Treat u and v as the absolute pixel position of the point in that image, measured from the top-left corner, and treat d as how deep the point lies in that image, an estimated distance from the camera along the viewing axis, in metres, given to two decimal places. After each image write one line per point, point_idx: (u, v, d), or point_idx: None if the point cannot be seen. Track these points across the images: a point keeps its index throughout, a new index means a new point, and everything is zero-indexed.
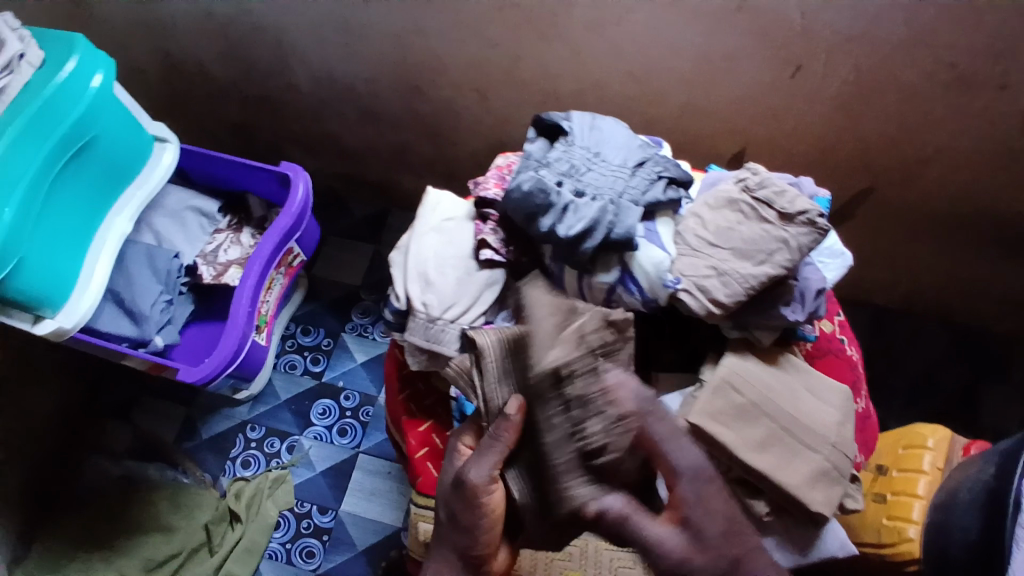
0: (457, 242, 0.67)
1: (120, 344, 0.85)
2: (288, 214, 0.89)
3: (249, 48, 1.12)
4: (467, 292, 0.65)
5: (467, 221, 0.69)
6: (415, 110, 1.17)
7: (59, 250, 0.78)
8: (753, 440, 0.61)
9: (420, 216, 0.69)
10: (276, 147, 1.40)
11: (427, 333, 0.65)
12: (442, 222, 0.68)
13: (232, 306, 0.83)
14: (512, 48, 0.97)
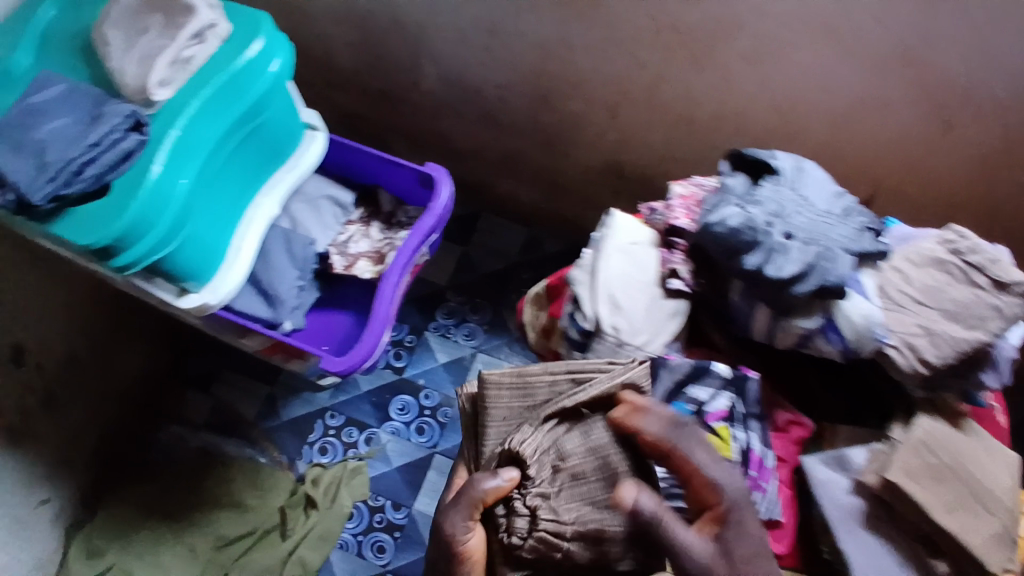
0: (643, 268, 0.72)
1: (256, 324, 0.87)
2: (432, 215, 0.91)
3: (385, 42, 1.12)
4: (654, 320, 0.70)
5: (651, 247, 0.73)
6: (538, 119, 1.17)
7: (210, 224, 0.77)
8: (945, 498, 0.63)
9: (606, 239, 0.73)
10: (379, 138, 1.41)
11: (613, 355, 0.71)
12: (628, 247, 0.73)
13: (375, 304, 0.85)
14: (659, 67, 0.97)
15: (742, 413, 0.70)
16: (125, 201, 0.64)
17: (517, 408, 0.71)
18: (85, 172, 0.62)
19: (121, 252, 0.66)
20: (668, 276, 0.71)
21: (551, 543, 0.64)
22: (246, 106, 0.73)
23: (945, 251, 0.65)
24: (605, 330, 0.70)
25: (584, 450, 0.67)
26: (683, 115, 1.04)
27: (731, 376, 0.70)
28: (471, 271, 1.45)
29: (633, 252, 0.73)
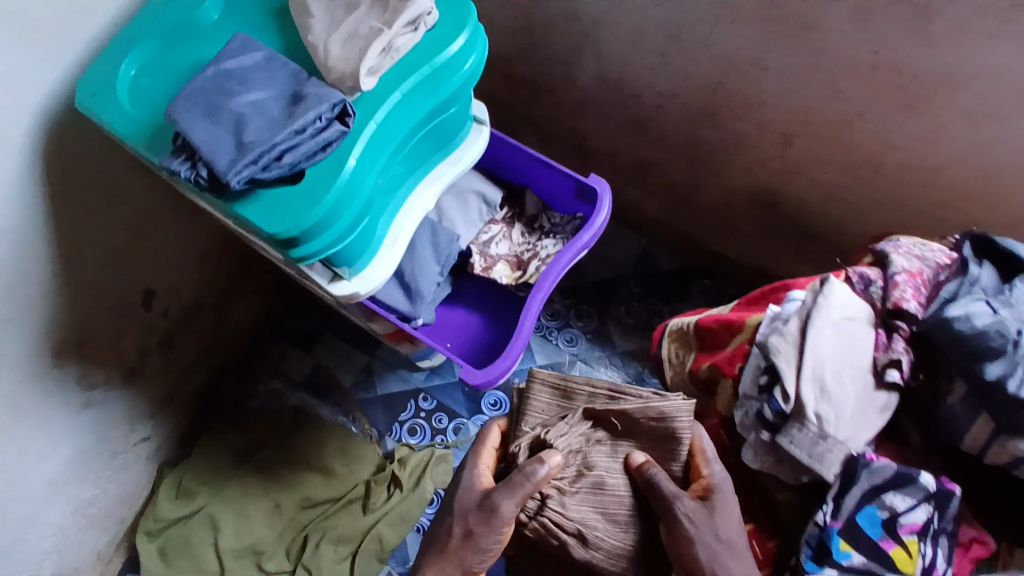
0: (859, 352, 0.65)
1: (391, 315, 0.85)
2: (589, 230, 0.85)
3: (548, 31, 1.07)
4: (862, 415, 0.64)
5: (866, 328, 0.67)
6: (693, 134, 1.10)
7: (376, 213, 0.74)
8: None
9: (820, 309, 0.67)
10: (512, 125, 1.37)
11: (812, 449, 0.64)
12: (844, 323, 0.66)
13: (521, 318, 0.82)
14: (863, 104, 0.88)
15: (937, 529, 0.63)
16: (319, 189, 0.59)
17: (551, 409, 0.78)
18: (283, 159, 0.57)
19: (305, 242, 0.61)
20: (885, 365, 0.65)
21: (552, 530, 0.71)
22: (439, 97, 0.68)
23: None
24: (808, 416, 0.64)
25: (611, 463, 0.75)
26: (867, 156, 0.95)
27: (934, 489, 0.63)
28: (581, 274, 1.41)
29: (849, 331, 0.67)
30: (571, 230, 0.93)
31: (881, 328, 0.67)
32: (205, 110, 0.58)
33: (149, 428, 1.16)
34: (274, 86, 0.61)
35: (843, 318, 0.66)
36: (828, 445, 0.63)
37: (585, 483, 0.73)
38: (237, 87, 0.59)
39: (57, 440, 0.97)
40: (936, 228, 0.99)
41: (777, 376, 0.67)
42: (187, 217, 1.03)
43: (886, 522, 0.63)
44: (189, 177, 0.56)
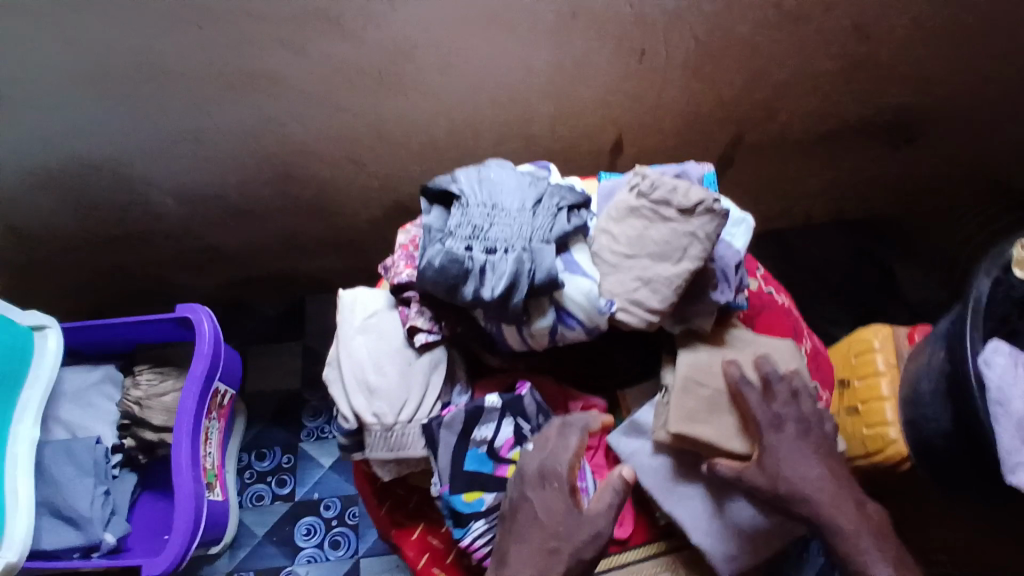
0: (389, 339, 0.62)
1: (71, 556, 0.81)
2: (201, 356, 0.82)
3: (104, 189, 1.07)
4: (415, 384, 0.60)
5: (390, 311, 0.64)
6: (295, 197, 1.13)
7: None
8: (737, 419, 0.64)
9: (340, 319, 0.63)
10: (167, 278, 1.32)
11: (388, 443, 0.59)
12: (366, 322, 0.62)
13: (176, 481, 0.77)
14: (372, 107, 0.96)
15: (531, 430, 0.62)
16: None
17: (134, 396, 0.88)
18: None
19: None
20: (413, 333, 0.62)
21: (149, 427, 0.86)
22: None
23: (637, 196, 0.61)
24: (369, 424, 0.58)
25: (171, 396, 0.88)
26: (419, 140, 1.03)
27: (502, 403, 0.61)
28: (316, 360, 1.38)
29: (376, 325, 0.62)
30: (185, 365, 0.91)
31: (399, 304, 0.63)
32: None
33: None
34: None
35: (364, 317, 0.62)
36: (399, 433, 0.59)
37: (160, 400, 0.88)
38: None
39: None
40: (516, 156, 1.09)
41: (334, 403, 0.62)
42: None
43: (489, 455, 0.60)
44: None
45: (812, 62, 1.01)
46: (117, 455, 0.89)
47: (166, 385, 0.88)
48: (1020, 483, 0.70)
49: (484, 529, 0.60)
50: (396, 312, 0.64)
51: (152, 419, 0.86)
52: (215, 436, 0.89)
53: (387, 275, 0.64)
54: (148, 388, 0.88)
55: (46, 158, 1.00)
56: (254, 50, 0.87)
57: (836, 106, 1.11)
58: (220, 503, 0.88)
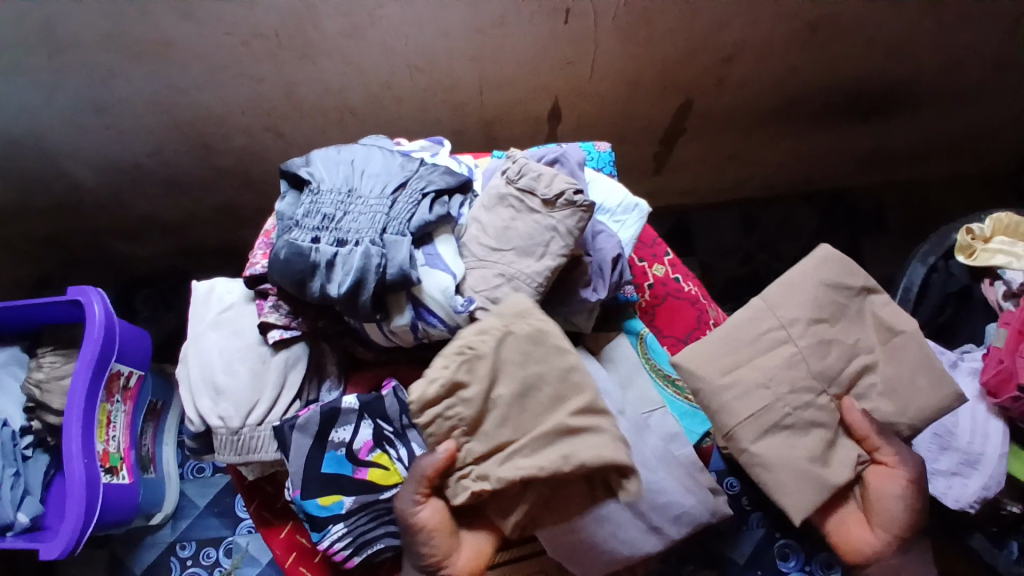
0: (242, 335, 0.58)
1: None
2: (92, 342, 0.80)
3: (15, 161, 1.02)
4: (268, 383, 0.57)
5: (248, 304, 0.60)
6: (218, 168, 1.08)
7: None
8: (494, 448, 0.51)
9: (195, 315, 0.60)
10: (97, 248, 1.27)
11: (236, 447, 0.57)
12: (220, 317, 0.59)
13: (65, 467, 0.76)
14: (278, 74, 0.89)
15: (395, 430, 0.60)
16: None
17: (35, 378, 0.87)
18: None
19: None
20: (267, 328, 0.58)
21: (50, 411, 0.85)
22: None
23: (506, 182, 0.56)
24: (213, 424, 0.57)
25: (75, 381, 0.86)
26: (337, 108, 0.96)
27: (358, 404, 0.59)
28: None
29: (231, 321, 0.59)
30: None
31: (257, 297, 0.59)
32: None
33: None
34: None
35: (217, 312, 0.60)
36: (246, 436, 0.57)
37: (63, 385, 0.86)
38: None
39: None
40: (446, 124, 1.03)
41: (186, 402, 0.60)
42: None
43: (347, 458, 0.58)
44: None
45: (761, 22, 0.92)
46: (27, 437, 0.87)
47: (69, 368, 0.87)
48: (937, 491, 0.70)
49: (343, 534, 0.57)
50: (256, 305, 0.60)
51: (53, 402, 0.85)
52: (121, 418, 0.88)
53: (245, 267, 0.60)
54: (45, 373, 0.86)
55: None
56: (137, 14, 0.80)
57: (789, 71, 1.02)
58: (130, 485, 0.87)
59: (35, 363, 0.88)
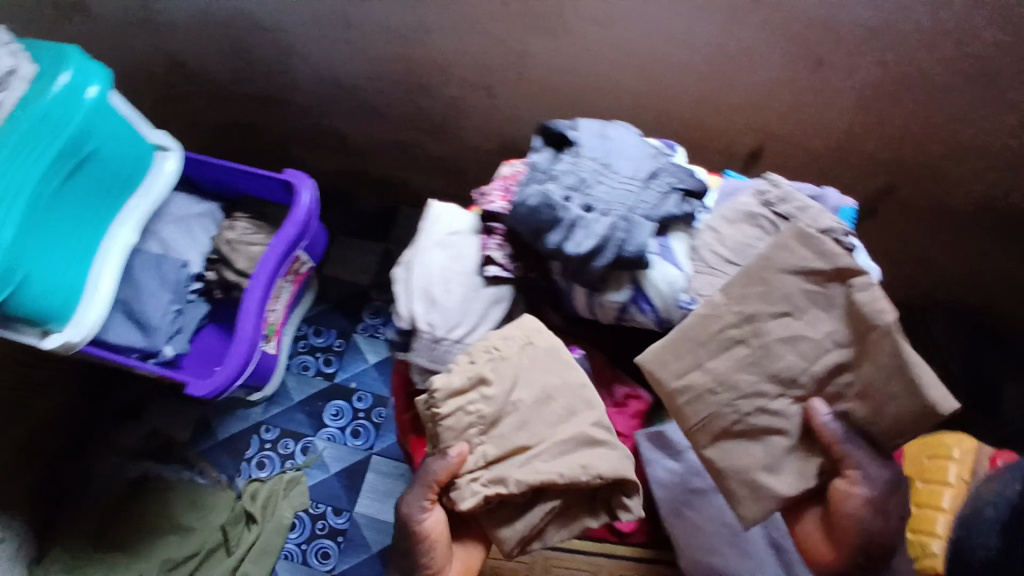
0: (464, 260, 0.64)
1: (130, 356, 0.86)
2: (294, 222, 0.87)
3: (253, 50, 1.11)
4: (473, 310, 0.64)
5: (472, 235, 0.66)
6: (422, 109, 1.14)
7: (68, 268, 0.78)
8: (510, 450, 0.62)
9: (424, 228, 0.66)
10: (279, 146, 1.36)
11: (431, 354, 0.64)
12: (448, 237, 0.65)
13: (239, 320, 0.83)
14: (519, 41, 0.93)
15: None
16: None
17: (227, 236, 0.94)
18: None
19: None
20: (487, 263, 0.63)
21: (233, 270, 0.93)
22: (38, 122, 0.71)
23: (758, 203, 0.67)
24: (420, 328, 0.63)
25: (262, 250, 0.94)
26: (556, 87, 0.99)
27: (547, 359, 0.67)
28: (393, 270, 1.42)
29: (454, 244, 0.65)
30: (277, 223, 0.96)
31: (482, 232, 0.65)
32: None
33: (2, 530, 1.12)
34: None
35: (445, 232, 0.65)
36: (444, 348, 0.64)
37: (250, 249, 0.93)
38: None
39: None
40: (645, 132, 1.05)
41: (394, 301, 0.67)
42: None
43: None
44: None
45: (1006, 128, 0.89)
46: (197, 284, 0.94)
47: (257, 237, 0.94)
48: None
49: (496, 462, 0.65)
50: (478, 238, 0.66)
51: (238, 261, 0.93)
52: (285, 296, 0.95)
53: (479, 201, 0.65)
54: (235, 236, 0.94)
55: (209, 4, 1.04)
56: None
57: (1009, 188, 0.98)
58: (271, 357, 0.94)
59: (230, 225, 0.96)
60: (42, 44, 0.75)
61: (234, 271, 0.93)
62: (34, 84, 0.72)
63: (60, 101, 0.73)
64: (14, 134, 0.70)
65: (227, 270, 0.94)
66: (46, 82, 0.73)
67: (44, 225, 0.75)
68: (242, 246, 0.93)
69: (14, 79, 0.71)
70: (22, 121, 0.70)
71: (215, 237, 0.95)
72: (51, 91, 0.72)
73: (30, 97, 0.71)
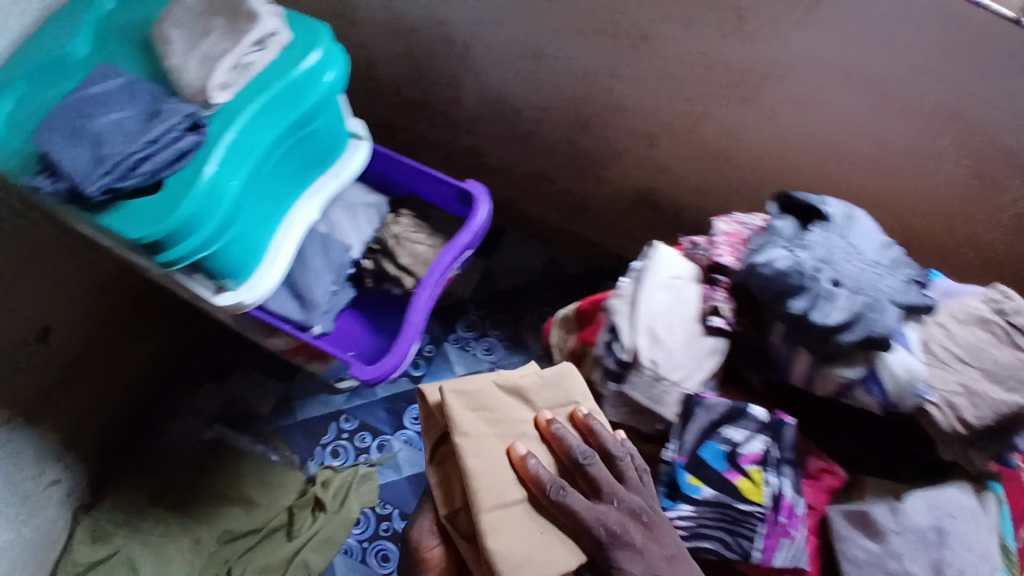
0: (686, 304, 0.66)
1: (284, 324, 0.86)
2: (469, 231, 0.91)
3: (430, 57, 1.16)
4: (694, 357, 0.64)
5: (690, 282, 0.68)
6: (575, 144, 1.19)
7: (255, 225, 0.77)
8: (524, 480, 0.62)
9: (649, 267, 0.67)
10: (411, 148, 1.41)
11: (649, 392, 0.62)
12: (672, 280, 0.67)
13: (408, 316, 0.85)
14: (705, 102, 0.99)
15: (777, 457, 0.63)
16: (174, 198, 0.62)
17: (391, 233, 0.96)
18: (141, 167, 0.61)
19: (170, 249, 0.64)
20: (709, 312, 0.66)
21: (395, 266, 0.95)
22: (283, 93, 0.70)
23: (990, 309, 0.61)
24: (643, 362, 0.61)
25: (426, 251, 0.96)
26: (720, 150, 1.05)
27: (767, 419, 0.63)
28: (492, 288, 1.44)
29: (676, 288, 0.67)
30: (438, 227, 0.99)
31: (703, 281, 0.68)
32: (71, 129, 0.63)
33: (61, 470, 1.08)
34: (135, 104, 0.66)
35: (669, 275, 0.67)
36: (663, 388, 0.62)
37: (414, 249, 0.95)
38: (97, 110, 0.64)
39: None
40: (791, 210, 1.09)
41: (608, 331, 0.65)
42: (82, 255, 1.01)
43: (727, 456, 0.63)
44: (50, 188, 0.61)
45: None
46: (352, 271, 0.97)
47: (420, 237, 0.96)
48: None
49: (689, 515, 0.62)
50: (695, 286, 0.68)
51: (401, 259, 0.94)
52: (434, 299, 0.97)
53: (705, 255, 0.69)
54: (400, 233, 0.96)
55: (407, 8, 1.08)
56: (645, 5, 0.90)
57: None
58: None
59: (392, 222, 0.98)
60: (292, 12, 0.73)
61: (395, 267, 0.95)
62: (288, 51, 0.70)
63: (307, 77, 0.71)
64: (262, 101, 0.68)
65: (388, 266, 0.95)
66: (296, 54, 0.71)
67: (253, 190, 0.73)
68: (407, 245, 0.95)
69: (273, 44, 0.69)
70: (271, 89, 0.68)
71: (378, 232, 0.97)
72: (301, 65, 0.70)
73: (280, 67, 0.69)
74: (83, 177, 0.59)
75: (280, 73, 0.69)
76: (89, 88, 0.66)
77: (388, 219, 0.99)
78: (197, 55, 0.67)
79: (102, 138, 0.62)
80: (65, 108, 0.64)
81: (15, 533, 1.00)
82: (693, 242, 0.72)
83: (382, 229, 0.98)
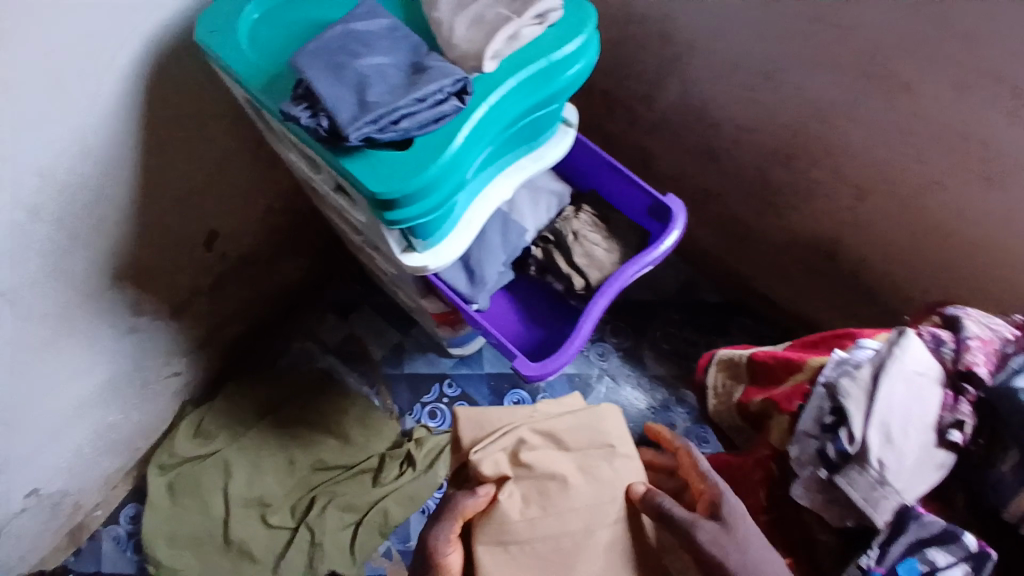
0: (925, 409, 0.60)
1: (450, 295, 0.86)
2: (658, 248, 0.86)
3: (638, 52, 1.10)
4: (922, 470, 0.59)
5: (934, 383, 0.62)
6: (766, 176, 1.11)
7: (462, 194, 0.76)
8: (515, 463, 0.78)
9: (895, 357, 0.61)
10: (579, 133, 1.37)
11: (865, 493, 0.59)
12: (917, 378, 0.61)
13: (581, 321, 0.82)
14: (941, 172, 0.88)
15: None
16: (424, 159, 0.60)
17: (568, 226, 0.92)
18: (398, 124, 0.58)
19: (401, 207, 0.62)
20: (949, 424, 0.60)
21: (566, 262, 0.91)
22: (538, 74, 0.66)
23: None
24: (870, 461, 0.58)
25: (602, 254, 0.91)
26: (938, 226, 0.95)
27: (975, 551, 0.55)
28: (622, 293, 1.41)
29: (919, 388, 0.61)
30: (616, 231, 0.94)
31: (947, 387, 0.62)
32: (335, 63, 0.60)
33: (182, 365, 1.15)
34: (398, 53, 0.63)
35: (915, 372, 0.61)
36: (883, 494, 0.58)
37: (590, 249, 0.91)
38: (364, 50, 0.61)
39: (100, 356, 0.97)
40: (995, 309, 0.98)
41: (835, 416, 0.62)
42: (264, 171, 1.04)
43: None
44: (309, 125, 0.57)
45: None
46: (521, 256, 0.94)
47: (597, 237, 0.92)
48: None
49: None
50: (937, 389, 0.62)
51: (575, 257, 0.90)
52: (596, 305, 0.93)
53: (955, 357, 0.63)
54: (579, 229, 0.92)
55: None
56: (907, 50, 0.80)
57: None
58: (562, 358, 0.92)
59: (571, 215, 0.94)
60: None
61: (566, 264, 0.91)
62: (558, 30, 0.66)
63: (564, 61, 0.67)
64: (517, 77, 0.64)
65: (559, 260, 0.91)
66: (560, 36, 0.66)
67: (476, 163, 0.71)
68: (583, 244, 0.91)
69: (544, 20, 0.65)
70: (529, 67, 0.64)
71: (554, 222, 0.93)
72: (563, 49, 0.66)
73: (543, 47, 0.65)
74: (346, 117, 0.56)
75: (541, 53, 0.65)
76: (354, 24, 0.63)
77: (567, 211, 0.94)
78: (468, 16, 0.64)
79: (367, 81, 0.59)
80: (331, 40, 0.62)
81: (121, 414, 1.10)
82: (934, 335, 0.67)
83: (558, 220, 0.94)
